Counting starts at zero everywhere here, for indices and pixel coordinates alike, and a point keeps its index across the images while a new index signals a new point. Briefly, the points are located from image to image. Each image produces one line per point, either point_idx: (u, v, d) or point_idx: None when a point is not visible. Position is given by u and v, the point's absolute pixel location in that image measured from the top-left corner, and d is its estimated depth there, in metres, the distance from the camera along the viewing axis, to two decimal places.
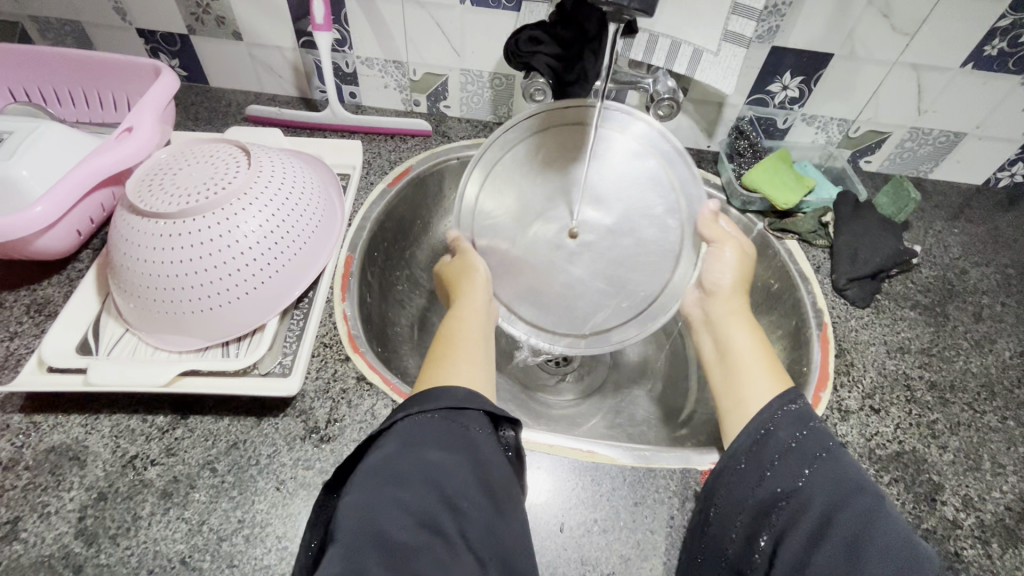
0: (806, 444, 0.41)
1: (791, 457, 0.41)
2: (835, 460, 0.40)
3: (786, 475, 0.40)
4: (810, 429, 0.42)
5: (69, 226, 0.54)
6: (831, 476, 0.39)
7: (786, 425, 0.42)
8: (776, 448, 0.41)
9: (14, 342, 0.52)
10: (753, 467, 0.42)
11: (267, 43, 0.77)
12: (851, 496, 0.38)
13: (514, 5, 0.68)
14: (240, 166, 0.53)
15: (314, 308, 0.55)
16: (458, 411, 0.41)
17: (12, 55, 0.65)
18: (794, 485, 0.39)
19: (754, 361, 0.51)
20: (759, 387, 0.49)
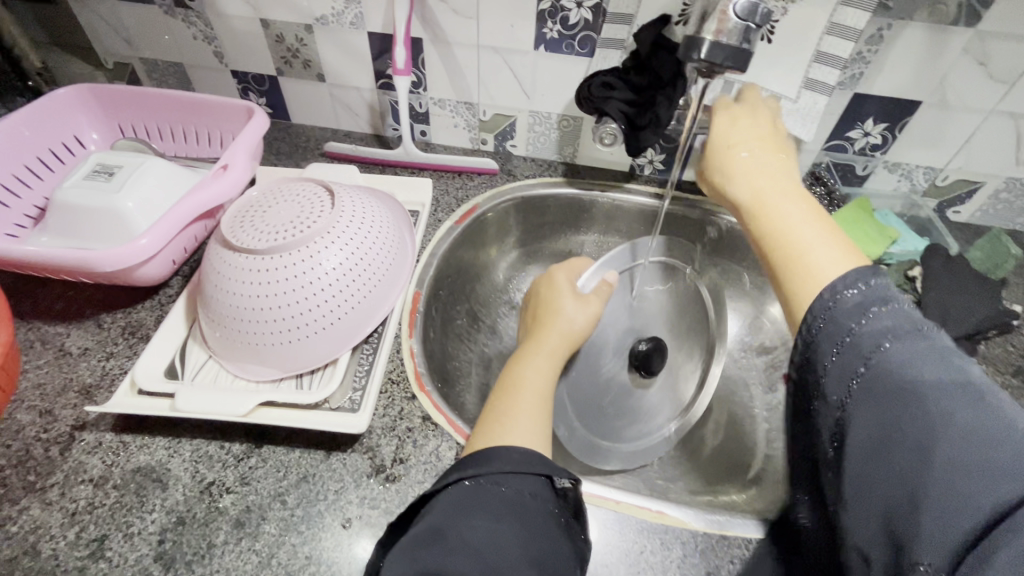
0: (861, 342, 0.36)
1: (853, 343, 0.36)
2: (908, 352, 0.34)
3: (850, 364, 0.35)
4: (874, 314, 0.36)
5: (167, 256, 0.58)
6: (894, 366, 0.33)
7: (845, 309, 0.37)
8: (830, 343, 0.37)
9: (109, 363, 0.56)
10: (817, 364, 0.38)
11: (347, 84, 0.81)
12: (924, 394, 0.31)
13: (587, 51, 0.69)
14: (324, 205, 0.56)
15: (384, 343, 0.57)
16: (512, 474, 0.41)
17: (125, 96, 0.72)
18: (857, 378, 0.35)
19: (818, 233, 0.43)
20: (822, 263, 0.41)
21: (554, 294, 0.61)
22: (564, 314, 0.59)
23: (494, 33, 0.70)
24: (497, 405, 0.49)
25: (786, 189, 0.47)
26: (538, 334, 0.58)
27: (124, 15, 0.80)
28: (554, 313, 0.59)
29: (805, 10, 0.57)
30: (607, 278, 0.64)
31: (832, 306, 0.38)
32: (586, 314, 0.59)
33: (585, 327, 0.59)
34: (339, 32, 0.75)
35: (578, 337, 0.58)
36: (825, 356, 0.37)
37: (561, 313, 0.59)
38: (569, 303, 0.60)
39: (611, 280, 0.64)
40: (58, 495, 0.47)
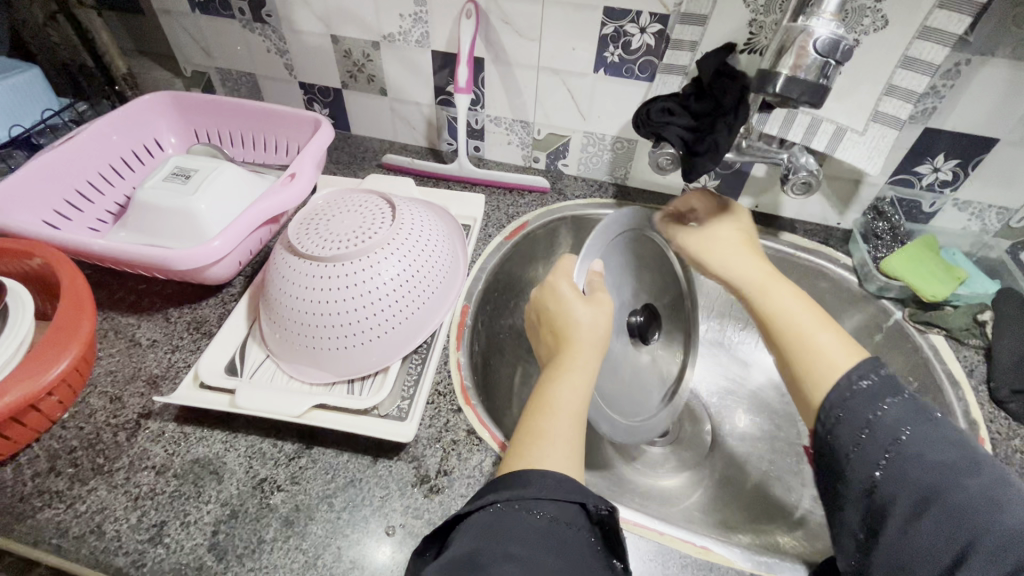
0: (897, 409, 0.41)
1: (892, 416, 0.41)
2: (936, 427, 0.40)
3: (885, 433, 0.40)
4: (902, 394, 0.42)
5: (235, 257, 0.61)
6: (929, 440, 0.39)
7: (858, 397, 0.42)
8: (860, 410, 0.42)
9: (174, 355, 0.59)
10: (845, 429, 0.42)
11: (407, 99, 0.84)
12: (954, 468, 0.37)
13: (647, 75, 0.69)
14: (385, 218, 0.57)
15: (433, 354, 0.58)
16: (550, 501, 0.41)
17: (203, 104, 0.76)
18: (895, 446, 0.39)
19: (813, 324, 0.49)
20: (832, 361, 0.46)
21: (563, 304, 0.57)
22: (583, 326, 0.55)
23: (556, 55, 0.71)
24: (530, 428, 0.48)
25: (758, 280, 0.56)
26: (564, 352, 0.55)
27: (206, 27, 0.85)
28: (570, 325, 0.56)
29: (880, 42, 0.56)
30: (595, 268, 0.62)
31: (877, 373, 0.43)
32: (598, 306, 0.57)
33: (604, 329, 0.56)
34: (404, 50, 0.78)
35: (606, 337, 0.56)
36: (859, 421, 0.42)
37: (575, 322, 0.56)
38: (582, 308, 0.56)
39: (599, 269, 0.62)
40: (123, 480, 0.49)
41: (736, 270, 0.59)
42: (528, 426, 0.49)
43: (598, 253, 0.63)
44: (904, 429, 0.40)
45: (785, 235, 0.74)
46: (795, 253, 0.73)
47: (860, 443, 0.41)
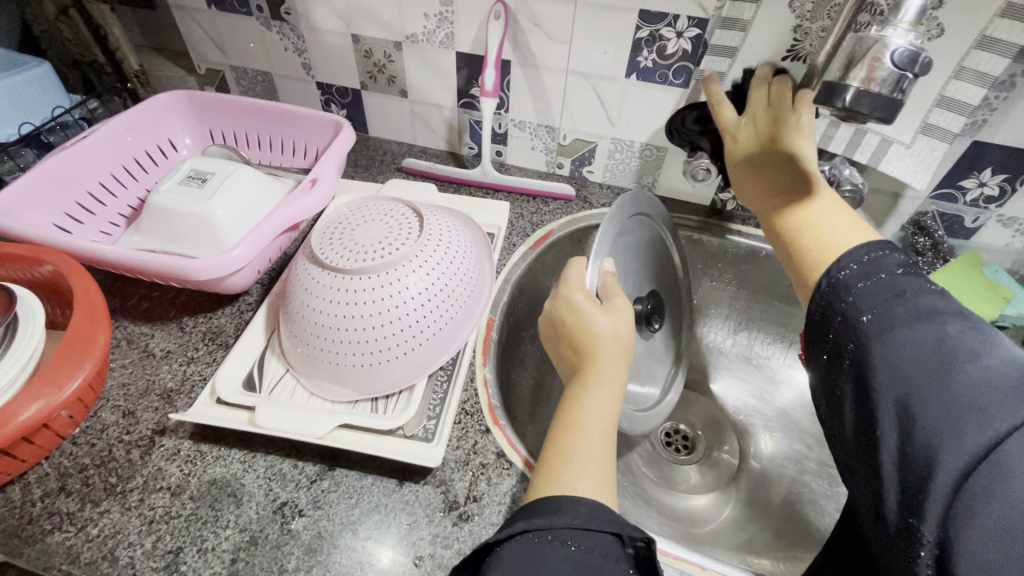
0: (865, 296, 0.41)
1: (865, 298, 0.41)
2: (908, 301, 0.39)
3: (854, 318, 0.41)
4: (881, 276, 0.42)
5: (254, 266, 0.58)
6: (896, 315, 0.39)
7: (840, 287, 0.43)
8: (837, 298, 0.43)
9: (189, 367, 0.56)
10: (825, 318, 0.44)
11: (428, 101, 0.82)
12: (926, 341, 0.36)
13: (681, 82, 0.67)
14: (411, 228, 0.55)
15: (459, 372, 0.55)
16: (586, 531, 0.39)
17: (219, 104, 0.74)
18: (863, 328, 0.40)
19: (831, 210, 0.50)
20: (842, 235, 0.47)
21: (581, 314, 0.53)
22: (606, 338, 0.52)
23: (586, 59, 0.68)
24: (559, 451, 0.45)
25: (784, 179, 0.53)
26: (590, 364, 0.51)
27: (222, 24, 0.82)
28: (593, 338, 0.52)
29: (934, 51, 0.53)
30: (607, 267, 0.56)
31: (858, 261, 0.43)
32: (614, 303, 0.53)
33: (627, 329, 0.53)
34: (427, 51, 0.75)
35: (629, 341, 0.53)
36: (835, 308, 0.43)
37: (598, 335, 0.52)
38: (603, 317, 0.52)
39: (610, 268, 0.56)
40: (137, 501, 0.47)
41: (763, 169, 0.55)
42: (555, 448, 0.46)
43: (609, 248, 0.58)
44: (868, 311, 0.40)
45: None
46: None
47: (834, 332, 0.43)
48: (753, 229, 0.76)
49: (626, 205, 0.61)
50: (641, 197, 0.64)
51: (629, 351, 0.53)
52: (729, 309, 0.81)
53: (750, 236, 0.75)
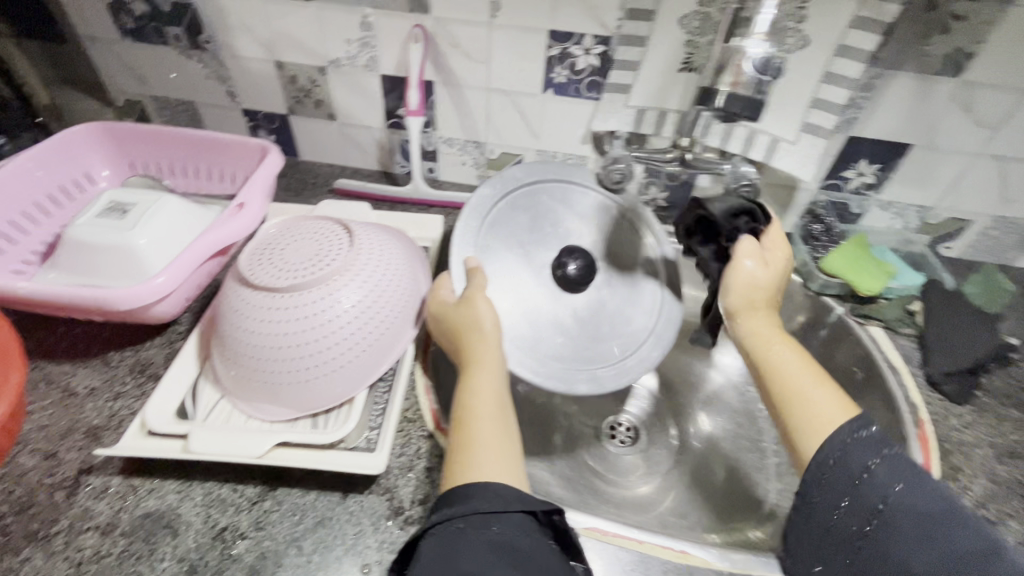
0: (886, 464, 0.42)
1: (881, 468, 0.42)
2: (924, 479, 0.40)
3: (873, 490, 0.41)
4: (887, 454, 0.42)
5: (182, 294, 0.58)
6: (919, 493, 0.40)
7: (857, 450, 0.43)
8: (849, 463, 0.43)
9: (117, 403, 0.54)
10: (831, 480, 0.43)
11: (357, 123, 0.83)
12: (944, 515, 0.38)
13: (594, 94, 0.72)
14: (341, 244, 0.56)
15: (399, 381, 0.57)
16: (495, 513, 0.41)
17: (138, 135, 0.73)
18: (886, 496, 0.41)
19: (804, 375, 0.48)
20: (825, 409, 0.45)
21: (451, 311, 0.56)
22: (477, 331, 0.54)
23: (505, 76, 0.72)
24: (455, 445, 0.48)
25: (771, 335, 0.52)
26: (468, 356, 0.54)
27: (139, 55, 0.81)
28: (473, 331, 0.54)
29: (803, 59, 0.61)
30: (471, 263, 0.58)
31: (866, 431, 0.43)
32: (476, 294, 0.55)
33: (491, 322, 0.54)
34: (352, 74, 0.77)
35: (496, 331, 0.55)
36: (845, 475, 0.43)
37: (478, 327, 0.54)
38: (472, 311, 0.54)
39: (475, 263, 0.58)
40: (63, 545, 0.45)
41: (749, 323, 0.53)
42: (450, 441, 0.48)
43: (475, 244, 0.60)
44: (895, 482, 0.41)
45: None
46: None
47: (844, 500, 0.43)
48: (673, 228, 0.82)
49: (512, 188, 0.62)
50: (549, 169, 0.64)
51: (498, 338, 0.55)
52: None
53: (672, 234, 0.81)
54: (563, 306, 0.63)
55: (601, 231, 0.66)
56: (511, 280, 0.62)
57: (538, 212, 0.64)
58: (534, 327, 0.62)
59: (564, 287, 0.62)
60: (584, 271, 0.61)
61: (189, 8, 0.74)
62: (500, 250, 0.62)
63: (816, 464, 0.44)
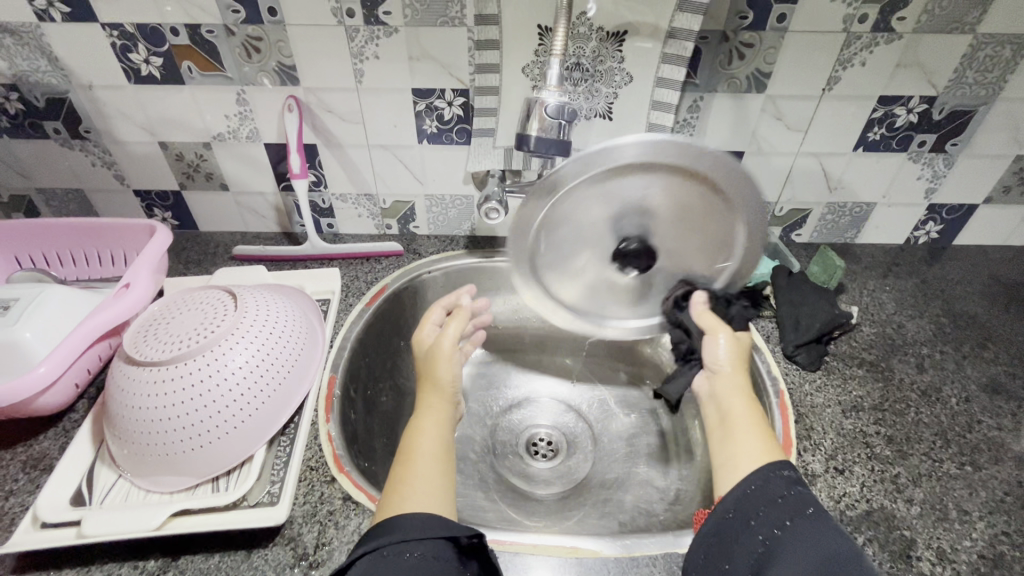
0: (791, 500, 0.43)
1: (784, 503, 0.43)
2: (819, 517, 0.42)
3: (775, 518, 0.42)
4: (796, 490, 0.44)
5: (70, 379, 0.58)
6: (814, 528, 0.41)
7: (776, 483, 0.45)
8: (767, 491, 0.44)
9: (9, 501, 0.54)
10: (745, 503, 0.44)
11: (251, 191, 0.87)
12: (834, 548, 0.40)
13: (465, 139, 0.78)
14: (227, 310, 0.59)
15: (300, 432, 0.59)
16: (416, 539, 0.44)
17: (22, 229, 0.73)
18: (786, 524, 0.42)
19: (749, 427, 0.51)
20: (748, 454, 0.49)
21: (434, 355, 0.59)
22: (439, 383, 0.58)
23: (382, 132, 0.78)
24: (397, 480, 0.51)
25: (734, 389, 0.54)
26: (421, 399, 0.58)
27: (19, 151, 0.82)
28: (435, 382, 0.58)
29: (633, 91, 0.70)
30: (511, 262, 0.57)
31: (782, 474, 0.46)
32: (442, 339, 0.60)
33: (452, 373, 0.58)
34: (237, 146, 0.81)
35: (455, 390, 0.58)
36: (756, 503, 0.44)
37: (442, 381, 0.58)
38: (444, 361, 0.59)
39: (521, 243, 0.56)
40: None
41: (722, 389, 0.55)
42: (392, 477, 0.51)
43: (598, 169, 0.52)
44: (792, 515, 0.42)
45: None
46: None
47: (753, 520, 0.43)
48: None
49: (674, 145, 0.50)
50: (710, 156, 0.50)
51: (457, 393, 0.59)
52: None
53: None
54: (594, 265, 0.60)
55: (702, 252, 0.58)
56: (598, 199, 0.55)
57: (677, 177, 0.53)
58: (558, 256, 0.60)
59: (607, 253, 0.59)
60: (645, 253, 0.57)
61: (65, 102, 0.76)
62: (607, 194, 0.55)
63: (732, 498, 0.45)
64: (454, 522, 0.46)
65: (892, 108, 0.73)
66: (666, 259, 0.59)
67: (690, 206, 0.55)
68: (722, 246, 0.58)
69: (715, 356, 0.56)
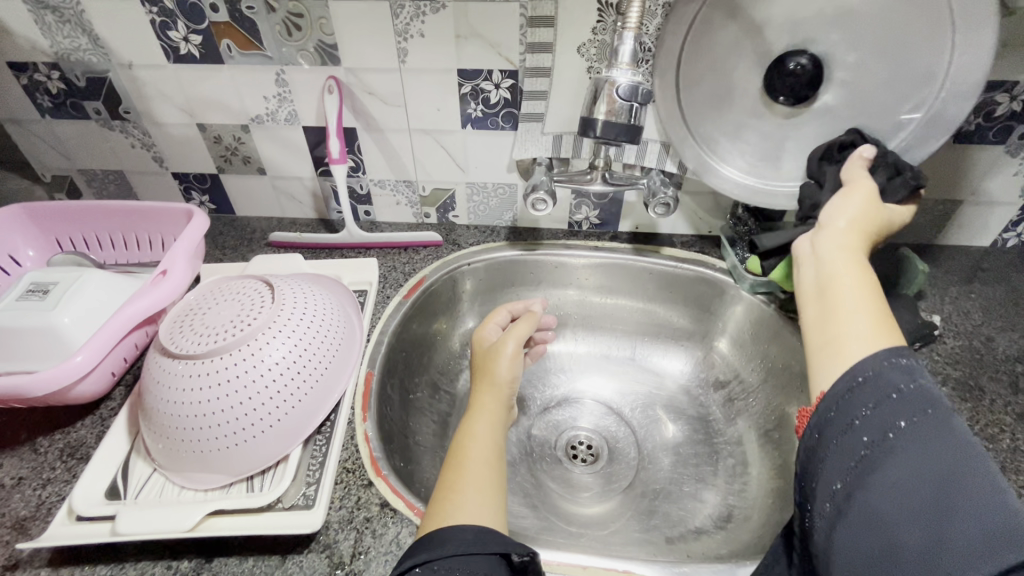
0: (911, 395, 0.35)
1: (896, 403, 0.35)
2: (940, 422, 0.34)
3: (885, 420, 0.35)
4: (920, 383, 0.36)
5: (106, 367, 0.57)
6: (934, 435, 0.33)
7: (891, 375, 0.37)
8: (878, 387, 0.37)
9: (46, 490, 0.53)
10: (849, 401, 0.38)
11: (288, 175, 0.84)
12: (957, 456, 0.32)
13: (512, 125, 0.74)
14: (265, 302, 0.56)
15: (336, 432, 0.56)
16: (468, 556, 0.41)
17: (63, 211, 0.72)
18: (897, 428, 0.34)
19: (863, 297, 0.44)
20: (858, 325, 0.42)
21: (492, 357, 0.59)
22: (500, 379, 0.57)
23: (424, 116, 0.74)
24: (445, 487, 0.48)
25: (851, 259, 0.48)
26: (473, 399, 0.57)
27: (61, 132, 0.81)
28: (490, 381, 0.57)
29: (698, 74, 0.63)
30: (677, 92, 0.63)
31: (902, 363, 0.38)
32: (504, 341, 0.60)
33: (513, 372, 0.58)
34: (276, 129, 0.78)
35: (510, 393, 0.57)
36: (861, 402, 0.37)
37: (497, 382, 0.57)
38: (506, 357, 0.58)
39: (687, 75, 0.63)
40: None
41: (831, 245, 0.50)
42: (440, 483, 0.49)
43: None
44: (907, 416, 0.34)
45: (665, 251, 0.82)
46: (677, 266, 0.80)
47: (857, 421, 0.36)
48: (610, 242, 0.84)
49: None
50: None
51: (511, 395, 0.58)
52: (607, 319, 0.87)
53: (606, 249, 0.83)
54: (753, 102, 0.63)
55: (890, 72, 0.58)
56: (788, 9, 0.57)
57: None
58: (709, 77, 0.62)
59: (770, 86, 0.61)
60: (811, 78, 0.59)
61: (105, 81, 0.75)
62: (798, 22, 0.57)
63: (835, 394, 0.39)
64: (507, 537, 0.43)
65: (993, 95, 0.65)
66: (840, 91, 0.60)
67: (902, 33, 0.55)
68: (923, 78, 0.57)
69: (838, 215, 0.52)
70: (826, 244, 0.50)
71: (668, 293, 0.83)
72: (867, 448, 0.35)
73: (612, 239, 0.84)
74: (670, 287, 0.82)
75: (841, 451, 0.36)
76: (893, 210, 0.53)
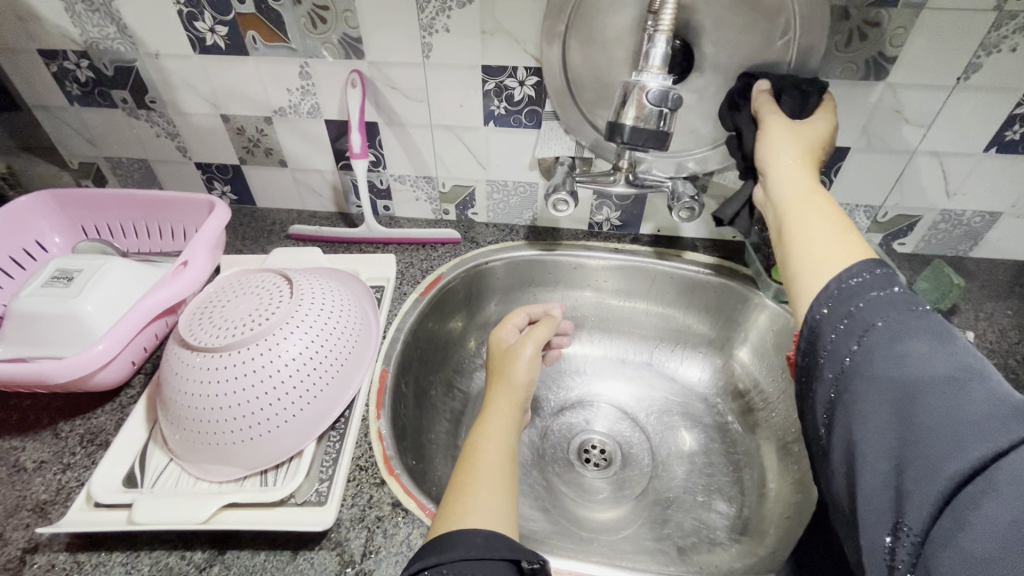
0: (873, 305, 0.37)
1: (849, 323, 0.37)
2: (890, 328, 0.35)
3: (844, 342, 0.37)
4: (869, 298, 0.37)
5: (127, 356, 0.58)
6: (888, 345, 0.34)
7: (844, 297, 0.38)
8: (835, 314, 0.38)
9: (66, 474, 0.54)
10: (814, 337, 0.39)
11: (309, 168, 0.84)
12: (915, 362, 0.33)
13: (535, 122, 0.72)
14: (283, 297, 0.56)
15: (350, 429, 0.56)
16: (480, 561, 0.40)
17: (88, 198, 0.73)
18: (856, 348, 0.36)
19: (818, 220, 0.45)
20: (821, 247, 0.43)
21: (509, 358, 0.59)
22: (516, 382, 0.56)
23: (447, 112, 0.73)
24: (457, 489, 0.47)
25: (800, 190, 0.49)
26: (487, 398, 0.56)
27: (88, 119, 0.82)
28: (506, 382, 0.57)
29: None
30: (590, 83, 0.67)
31: (859, 277, 0.38)
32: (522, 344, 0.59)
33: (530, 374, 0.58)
34: (298, 122, 0.78)
35: (525, 395, 0.57)
36: (825, 334, 0.38)
37: (513, 384, 0.56)
38: (523, 360, 0.58)
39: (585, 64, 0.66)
40: None
41: (783, 184, 0.51)
42: (452, 484, 0.48)
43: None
44: (857, 337, 0.36)
45: (688, 255, 0.80)
46: (699, 271, 0.78)
47: (824, 354, 0.38)
48: (630, 244, 0.82)
49: None
50: None
51: (527, 398, 0.58)
52: (625, 322, 0.85)
53: (626, 251, 0.81)
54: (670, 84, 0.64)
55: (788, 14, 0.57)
56: None
57: None
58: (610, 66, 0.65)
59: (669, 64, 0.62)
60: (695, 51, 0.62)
61: (132, 70, 0.75)
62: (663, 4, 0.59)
63: (804, 339, 0.40)
64: (515, 543, 0.42)
65: None
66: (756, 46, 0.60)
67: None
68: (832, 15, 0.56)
69: (775, 155, 0.53)
70: (778, 187, 0.51)
71: (688, 298, 0.81)
72: (836, 380, 0.37)
73: (633, 241, 0.83)
74: (691, 292, 0.81)
75: (818, 388, 0.38)
76: (817, 124, 0.55)
